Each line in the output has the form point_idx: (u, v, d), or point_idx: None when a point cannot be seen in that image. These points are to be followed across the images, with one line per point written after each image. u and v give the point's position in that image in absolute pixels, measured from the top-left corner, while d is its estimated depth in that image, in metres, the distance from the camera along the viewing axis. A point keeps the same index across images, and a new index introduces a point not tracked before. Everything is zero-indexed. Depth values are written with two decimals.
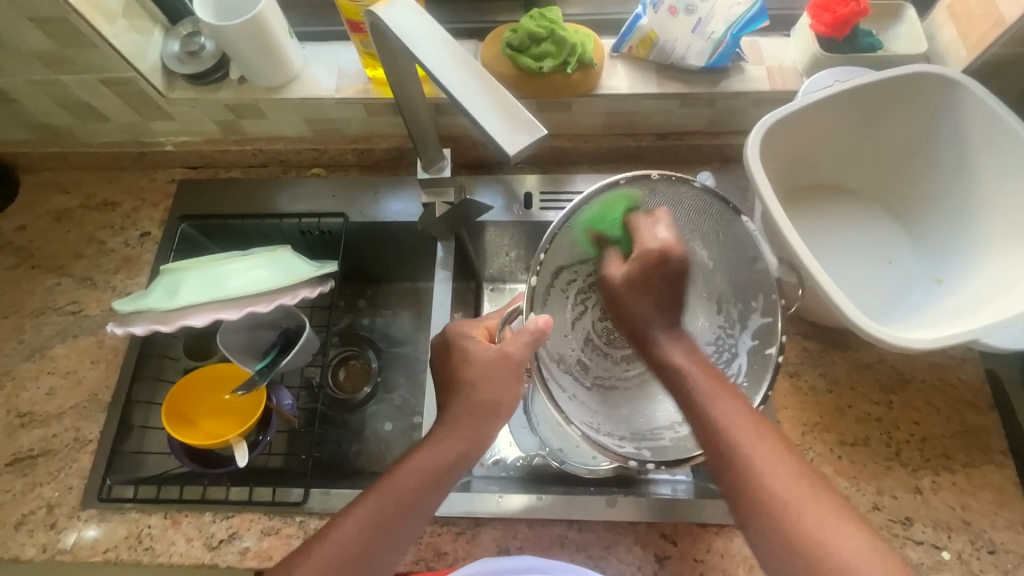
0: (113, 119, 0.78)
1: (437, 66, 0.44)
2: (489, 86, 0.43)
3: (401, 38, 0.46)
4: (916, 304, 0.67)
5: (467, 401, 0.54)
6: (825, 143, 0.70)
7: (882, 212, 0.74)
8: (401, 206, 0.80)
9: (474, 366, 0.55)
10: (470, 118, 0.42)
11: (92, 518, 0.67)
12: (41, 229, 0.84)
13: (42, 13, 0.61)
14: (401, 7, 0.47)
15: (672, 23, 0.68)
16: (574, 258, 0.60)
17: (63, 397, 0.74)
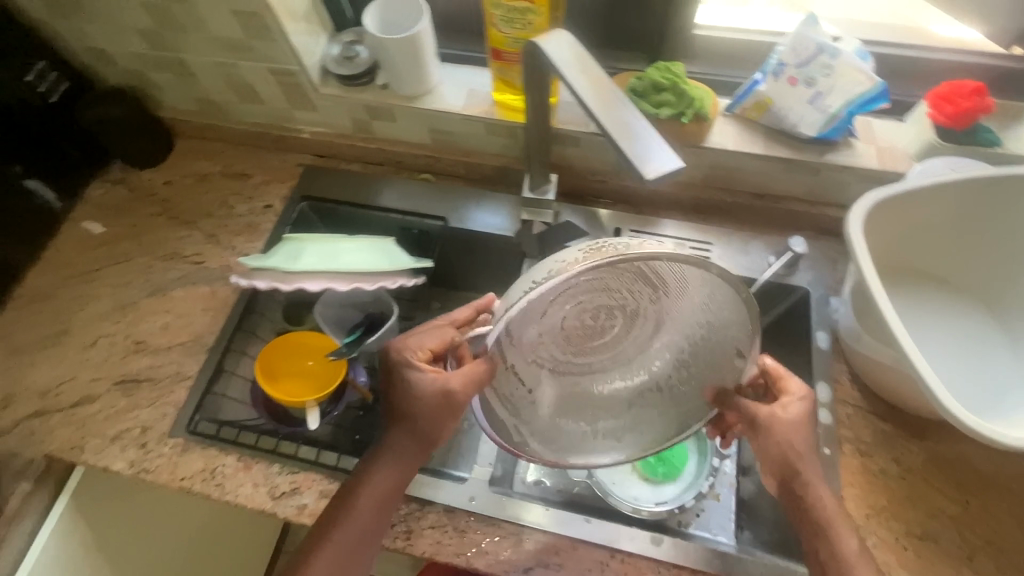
0: (267, 103, 0.89)
1: (588, 96, 0.50)
2: (633, 119, 0.48)
3: (558, 65, 0.51)
4: (1006, 409, 0.65)
5: (410, 429, 0.60)
6: (930, 229, 0.70)
7: (977, 308, 0.73)
8: (492, 221, 0.86)
9: (420, 400, 0.59)
10: (613, 145, 0.47)
11: (177, 446, 0.74)
12: (184, 186, 0.96)
13: (244, 8, 0.72)
14: (560, 42, 0.52)
15: (790, 92, 0.71)
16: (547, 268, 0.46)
17: (173, 333, 0.82)
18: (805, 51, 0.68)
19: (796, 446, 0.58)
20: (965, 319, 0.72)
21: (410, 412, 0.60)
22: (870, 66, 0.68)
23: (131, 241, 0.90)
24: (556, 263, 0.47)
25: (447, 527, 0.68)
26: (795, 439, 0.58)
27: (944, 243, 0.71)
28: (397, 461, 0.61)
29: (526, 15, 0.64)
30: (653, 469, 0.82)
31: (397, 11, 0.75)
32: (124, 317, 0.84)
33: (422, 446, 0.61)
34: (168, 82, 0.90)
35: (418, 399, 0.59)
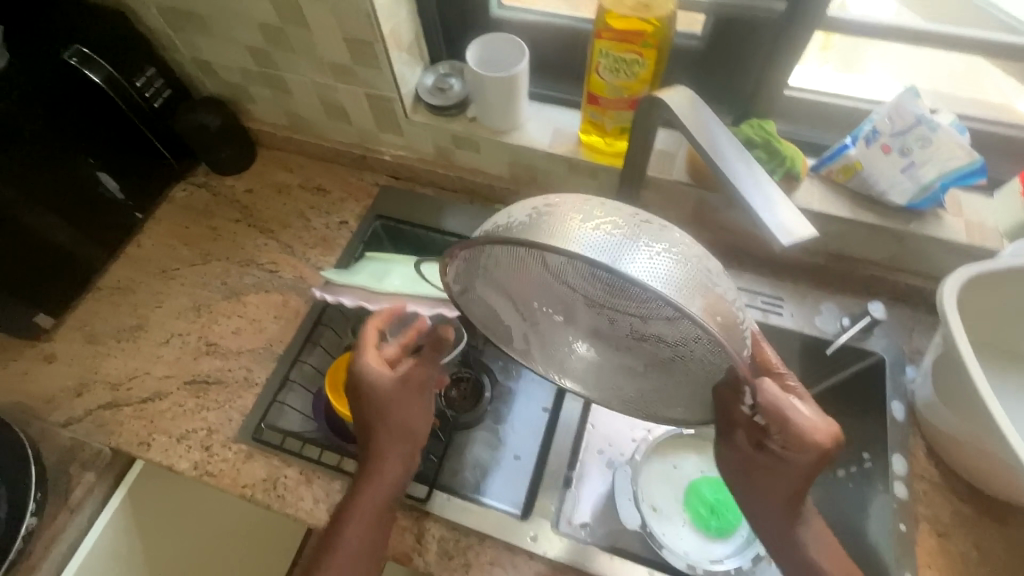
0: (355, 124, 0.92)
1: (723, 157, 0.53)
2: (765, 183, 0.52)
3: (691, 131, 0.54)
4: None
5: (388, 431, 0.62)
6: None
7: None
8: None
9: (386, 397, 0.61)
10: (750, 207, 0.51)
11: (242, 452, 0.75)
12: (264, 195, 0.99)
13: (356, 36, 0.75)
14: (691, 103, 0.56)
15: (882, 159, 0.71)
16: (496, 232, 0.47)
17: (245, 338, 0.84)
18: (903, 120, 0.68)
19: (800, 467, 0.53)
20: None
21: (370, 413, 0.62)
22: (967, 140, 0.67)
23: (210, 244, 0.93)
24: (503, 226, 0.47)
25: None
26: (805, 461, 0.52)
27: None
28: (378, 460, 0.62)
29: (633, 66, 0.66)
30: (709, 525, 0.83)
31: (498, 49, 0.78)
32: (199, 318, 0.86)
33: (404, 442, 0.63)
34: (263, 96, 0.94)
35: (383, 399, 0.61)
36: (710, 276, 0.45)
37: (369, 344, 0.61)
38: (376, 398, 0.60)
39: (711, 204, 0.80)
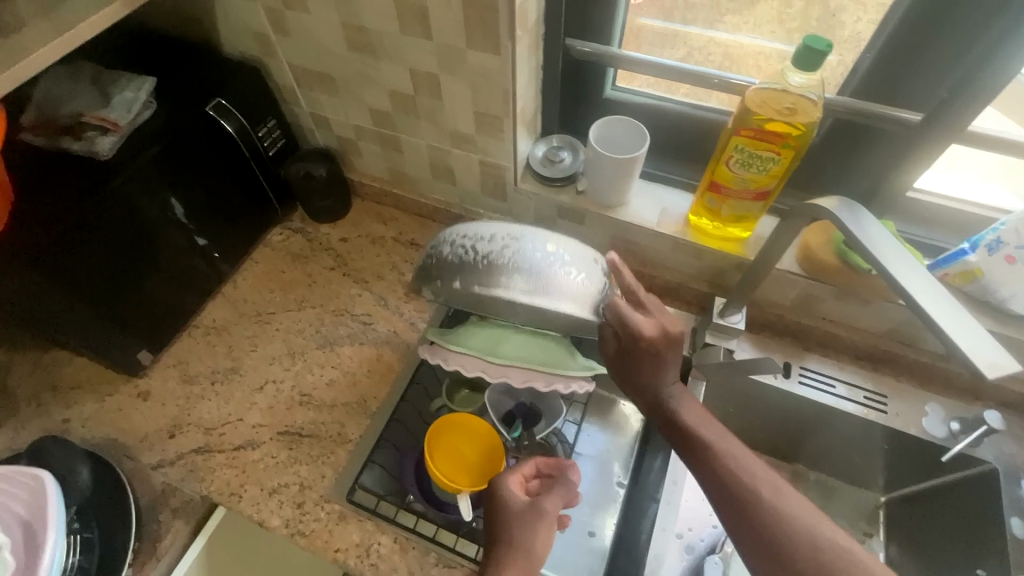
0: (460, 185, 0.95)
1: (906, 276, 0.51)
2: (958, 310, 0.48)
3: (862, 239, 0.54)
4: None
5: (513, 549, 0.64)
6: None
7: None
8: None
9: (512, 513, 0.67)
10: (943, 333, 0.47)
11: (335, 513, 0.73)
12: (359, 245, 1.01)
13: (486, 110, 0.78)
14: (863, 220, 0.55)
15: (1005, 268, 0.71)
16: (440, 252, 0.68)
17: (339, 390, 0.84)
18: None
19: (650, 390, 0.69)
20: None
21: (502, 530, 0.66)
22: None
23: (307, 290, 0.95)
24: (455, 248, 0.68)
25: None
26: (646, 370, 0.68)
27: None
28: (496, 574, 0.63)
29: (767, 163, 0.67)
30: None
31: (618, 132, 0.81)
32: (293, 365, 0.86)
33: (524, 566, 0.63)
34: (373, 153, 0.98)
35: (510, 514, 0.67)
36: (589, 277, 0.66)
37: (515, 471, 0.71)
38: (510, 513, 0.66)
39: (817, 295, 0.80)
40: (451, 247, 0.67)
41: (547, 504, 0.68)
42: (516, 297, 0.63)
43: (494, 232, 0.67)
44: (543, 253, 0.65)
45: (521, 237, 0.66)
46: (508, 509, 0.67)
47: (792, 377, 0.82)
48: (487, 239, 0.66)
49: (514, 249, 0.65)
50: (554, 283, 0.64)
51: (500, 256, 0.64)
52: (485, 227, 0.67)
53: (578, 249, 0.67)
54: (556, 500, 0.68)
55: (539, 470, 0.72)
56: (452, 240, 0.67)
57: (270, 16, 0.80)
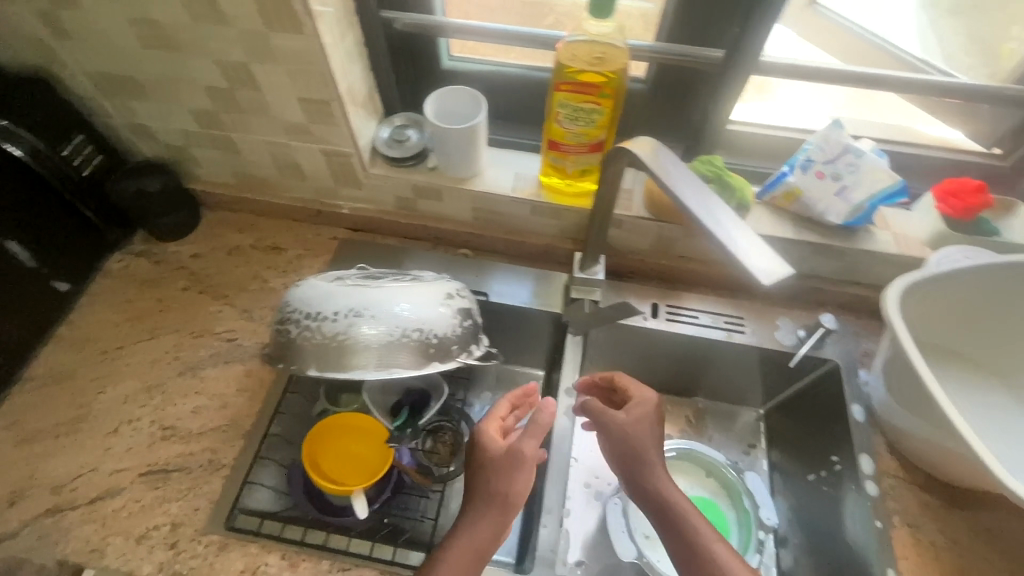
0: (311, 180, 0.90)
1: (690, 200, 0.53)
2: (735, 222, 0.51)
3: (655, 169, 0.56)
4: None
5: (489, 500, 0.62)
6: (954, 312, 0.77)
7: (994, 383, 0.79)
8: (505, 286, 0.89)
9: (487, 457, 0.64)
10: (721, 247, 0.49)
11: (214, 544, 0.68)
12: (214, 259, 0.94)
13: (312, 96, 0.74)
14: (653, 151, 0.58)
15: (817, 185, 0.78)
16: (286, 329, 0.64)
17: (207, 416, 0.78)
18: (833, 149, 0.76)
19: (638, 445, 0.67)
20: (994, 395, 0.78)
21: (478, 475, 0.64)
22: (888, 164, 0.75)
23: (159, 317, 0.87)
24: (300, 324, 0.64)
25: None
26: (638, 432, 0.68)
27: (964, 324, 0.78)
28: (473, 519, 0.61)
29: (592, 114, 0.69)
30: None
31: (457, 102, 0.80)
32: (151, 400, 0.79)
33: (500, 515, 0.61)
34: (210, 158, 0.90)
35: (484, 459, 0.64)
36: (445, 333, 0.66)
37: (495, 415, 0.69)
38: (486, 460, 0.64)
39: (669, 235, 0.84)
40: (297, 329, 0.63)
41: (523, 447, 0.64)
42: (379, 373, 0.62)
43: (340, 306, 0.64)
44: (397, 316, 0.64)
45: (368, 312, 0.63)
46: (485, 455, 0.65)
47: (660, 317, 0.87)
48: (331, 319, 0.63)
49: (361, 328, 0.62)
50: (416, 344, 0.64)
51: (351, 336, 0.62)
52: (327, 303, 0.64)
53: (430, 303, 0.66)
54: (532, 442, 0.64)
55: (514, 405, 0.72)
56: (297, 320, 0.64)
57: (44, 19, 0.71)
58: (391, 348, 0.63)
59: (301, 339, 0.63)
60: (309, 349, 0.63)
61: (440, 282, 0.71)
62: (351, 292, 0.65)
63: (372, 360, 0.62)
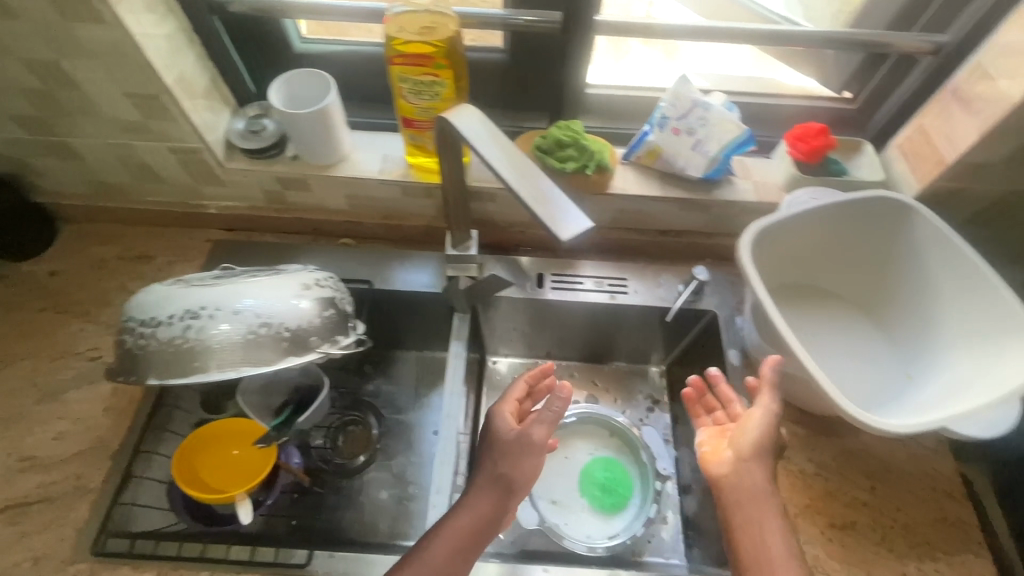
0: (168, 181, 0.85)
1: (502, 165, 0.54)
2: (544, 184, 0.52)
3: (470, 136, 0.56)
4: (898, 404, 0.73)
5: (494, 481, 0.66)
6: (808, 250, 0.81)
7: (859, 314, 0.83)
8: (390, 272, 0.88)
9: (500, 438, 0.68)
10: (530, 210, 0.50)
11: (82, 572, 0.65)
12: (75, 275, 0.87)
13: (138, 90, 0.70)
14: (468, 116, 0.57)
15: (676, 141, 0.79)
16: (123, 341, 0.61)
17: (71, 441, 0.73)
18: (683, 106, 0.77)
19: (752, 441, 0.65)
20: (858, 323, 0.82)
21: (487, 456, 0.68)
22: (736, 115, 0.78)
23: (14, 344, 0.81)
24: (135, 335, 0.60)
25: None
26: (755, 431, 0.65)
27: (822, 260, 0.82)
28: (481, 495, 0.65)
29: (433, 87, 0.67)
30: (604, 502, 0.86)
31: (305, 86, 0.76)
32: (7, 432, 0.74)
33: (499, 495, 0.65)
34: (52, 167, 0.84)
35: (494, 440, 0.69)
36: (299, 325, 0.64)
37: (512, 399, 0.72)
38: (499, 443, 0.68)
39: None
40: (132, 338, 0.60)
41: (535, 434, 0.69)
42: (224, 373, 0.60)
43: (176, 310, 0.60)
44: (240, 314, 0.61)
45: (205, 312, 0.60)
46: (498, 437, 0.69)
47: (545, 287, 0.88)
48: (166, 324, 0.59)
49: (199, 330, 0.59)
50: (266, 339, 0.61)
51: (188, 338, 0.59)
52: (162, 307, 0.60)
53: (281, 296, 0.64)
54: (543, 429, 0.69)
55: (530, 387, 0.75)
56: (133, 330, 0.60)
57: None
58: (234, 348, 0.60)
59: (138, 350, 0.60)
60: (147, 359, 0.60)
61: (298, 273, 0.68)
62: (190, 293, 0.62)
63: (214, 361, 0.60)
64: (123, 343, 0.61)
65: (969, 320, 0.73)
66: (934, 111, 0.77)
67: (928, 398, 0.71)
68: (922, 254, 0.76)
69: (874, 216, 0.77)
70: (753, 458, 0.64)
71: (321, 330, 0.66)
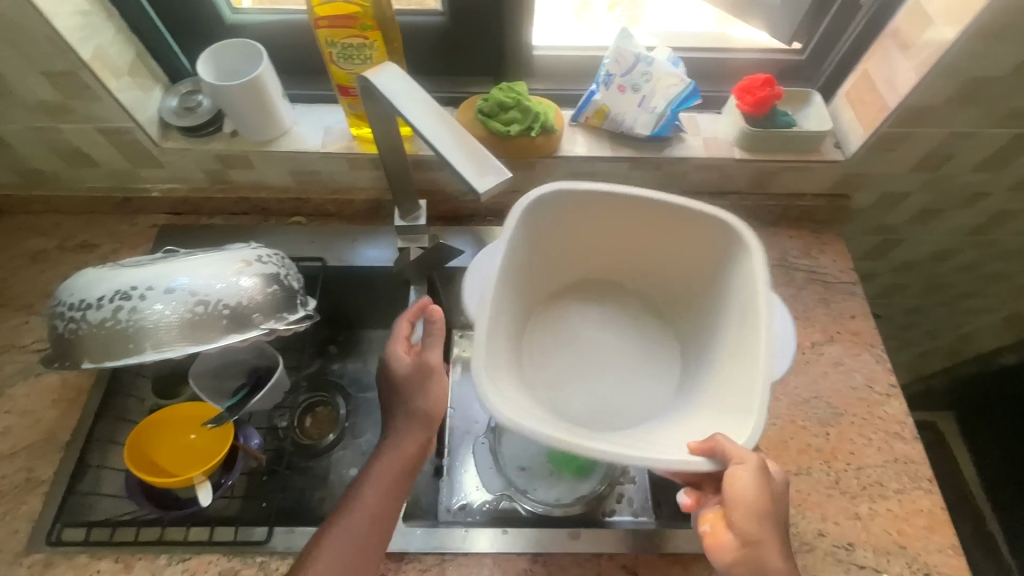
0: (103, 165, 0.82)
1: (421, 122, 0.52)
2: (465, 140, 0.51)
3: (389, 94, 0.54)
4: (699, 381, 0.64)
5: (411, 418, 0.64)
6: (534, 261, 0.68)
7: (579, 304, 0.73)
8: (342, 248, 0.87)
9: (400, 376, 0.65)
10: (449, 167, 0.49)
11: (37, 564, 0.65)
12: (14, 268, 0.84)
13: (54, 68, 0.67)
14: (389, 74, 0.55)
15: (620, 99, 0.79)
16: (55, 328, 0.59)
17: (18, 435, 0.72)
18: (626, 61, 0.77)
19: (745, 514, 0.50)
20: (592, 307, 0.73)
21: (393, 397, 0.66)
22: (680, 71, 0.78)
23: None
24: (66, 320, 0.59)
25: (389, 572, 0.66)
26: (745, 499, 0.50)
27: (564, 258, 0.71)
28: (400, 429, 0.64)
29: (363, 49, 0.67)
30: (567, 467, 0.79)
31: (236, 58, 0.73)
32: None
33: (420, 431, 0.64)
34: None
35: (395, 380, 0.66)
36: (238, 302, 0.62)
37: (400, 339, 0.67)
38: (398, 381, 0.65)
39: None
40: (64, 323, 0.59)
41: (433, 359, 0.66)
42: (160, 353, 0.58)
43: (106, 292, 0.59)
44: (172, 293, 0.59)
45: (136, 293, 0.58)
46: (396, 375, 0.66)
47: None
48: (96, 307, 0.58)
49: (130, 311, 0.58)
50: (202, 317, 0.60)
51: (120, 319, 0.58)
52: (93, 289, 0.59)
53: (216, 273, 0.62)
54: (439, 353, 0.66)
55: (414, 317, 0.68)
56: (63, 315, 0.59)
57: None
58: (170, 328, 0.59)
59: (70, 336, 0.58)
60: (80, 344, 0.58)
61: (239, 250, 0.66)
62: (120, 274, 0.60)
63: (149, 341, 0.58)
64: (55, 330, 0.60)
65: (710, 282, 0.66)
66: (876, 57, 0.77)
67: (733, 335, 0.61)
68: (542, 234, 0.67)
69: (561, 210, 0.65)
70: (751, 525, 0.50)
71: (264, 308, 0.64)
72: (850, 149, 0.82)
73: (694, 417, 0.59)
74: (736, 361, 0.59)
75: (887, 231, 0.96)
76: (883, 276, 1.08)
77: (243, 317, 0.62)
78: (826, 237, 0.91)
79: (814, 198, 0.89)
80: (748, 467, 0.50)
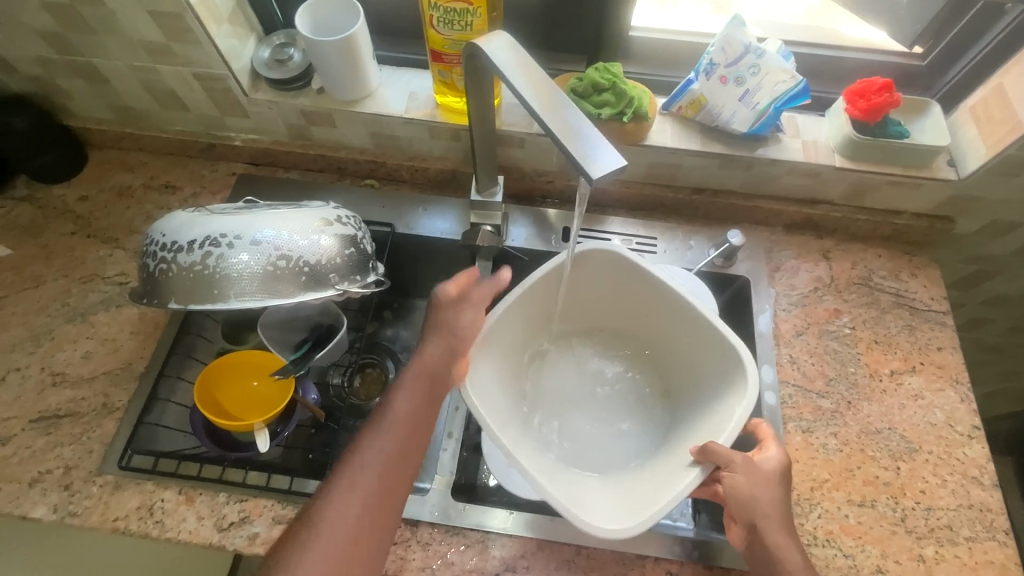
0: (193, 110, 0.84)
1: (528, 95, 0.50)
2: (575, 117, 0.48)
3: (494, 63, 0.52)
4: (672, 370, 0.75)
5: (442, 339, 0.63)
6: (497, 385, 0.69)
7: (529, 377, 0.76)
8: (411, 216, 0.86)
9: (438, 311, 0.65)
10: (558, 146, 0.47)
11: (109, 484, 0.68)
12: (103, 202, 0.88)
13: (162, 9, 0.68)
14: (498, 42, 0.53)
15: (721, 90, 0.74)
16: (145, 269, 0.62)
17: (98, 361, 0.76)
18: (733, 50, 0.72)
19: (756, 498, 0.58)
20: (554, 359, 0.78)
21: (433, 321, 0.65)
22: (791, 65, 0.72)
23: (44, 264, 0.82)
24: (155, 264, 0.61)
25: (411, 543, 0.67)
26: (745, 485, 0.58)
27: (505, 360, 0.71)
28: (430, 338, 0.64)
29: (465, 16, 0.65)
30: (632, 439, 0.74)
31: (335, 13, 0.73)
32: (39, 347, 0.77)
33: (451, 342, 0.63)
34: (80, 90, 0.83)
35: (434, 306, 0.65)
36: (319, 260, 0.63)
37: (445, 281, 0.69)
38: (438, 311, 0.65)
39: None
40: (154, 262, 0.61)
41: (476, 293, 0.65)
42: (242, 303, 0.60)
43: (194, 237, 0.60)
44: (255, 246, 0.60)
45: (222, 242, 0.60)
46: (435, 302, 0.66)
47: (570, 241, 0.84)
48: (185, 251, 0.60)
49: (216, 260, 0.59)
50: (283, 273, 0.61)
51: (208, 266, 0.59)
52: (183, 233, 0.60)
53: (300, 229, 0.63)
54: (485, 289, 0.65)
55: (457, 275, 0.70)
56: (153, 257, 0.61)
57: None
58: (254, 279, 0.60)
59: (159, 278, 0.60)
60: (168, 285, 0.60)
61: (319, 208, 0.66)
62: (207, 222, 0.61)
63: (232, 290, 0.59)
64: (146, 272, 0.62)
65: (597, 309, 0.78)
66: (1016, 70, 0.70)
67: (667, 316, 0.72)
68: (505, 325, 0.69)
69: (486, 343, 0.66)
70: (747, 506, 0.58)
71: (341, 269, 0.64)
72: (965, 168, 0.75)
73: (705, 410, 0.68)
74: (701, 343, 0.69)
75: (985, 261, 0.89)
76: (969, 307, 1.01)
77: (321, 276, 0.63)
78: (918, 260, 0.85)
79: (913, 217, 0.83)
80: (737, 468, 0.58)
